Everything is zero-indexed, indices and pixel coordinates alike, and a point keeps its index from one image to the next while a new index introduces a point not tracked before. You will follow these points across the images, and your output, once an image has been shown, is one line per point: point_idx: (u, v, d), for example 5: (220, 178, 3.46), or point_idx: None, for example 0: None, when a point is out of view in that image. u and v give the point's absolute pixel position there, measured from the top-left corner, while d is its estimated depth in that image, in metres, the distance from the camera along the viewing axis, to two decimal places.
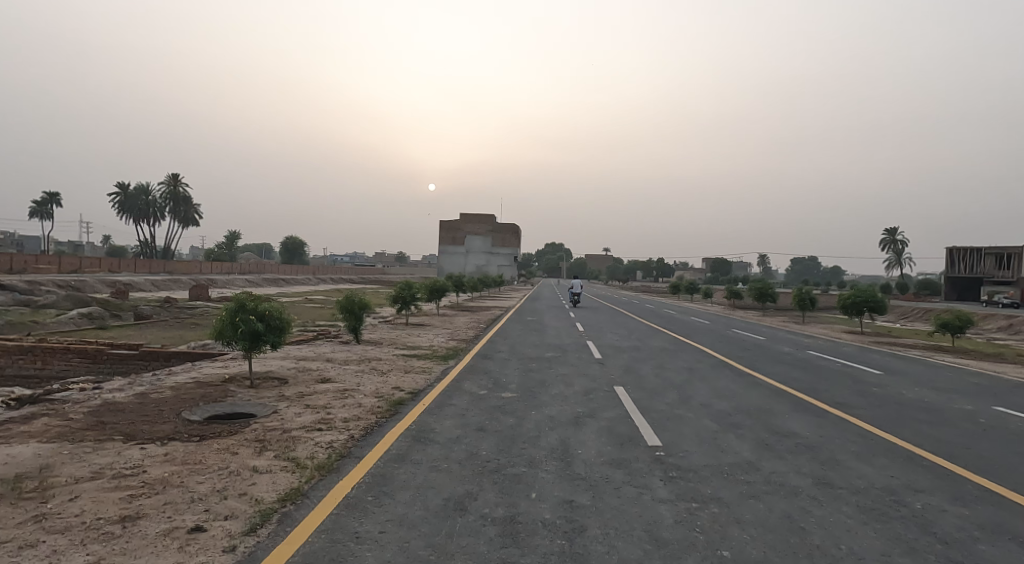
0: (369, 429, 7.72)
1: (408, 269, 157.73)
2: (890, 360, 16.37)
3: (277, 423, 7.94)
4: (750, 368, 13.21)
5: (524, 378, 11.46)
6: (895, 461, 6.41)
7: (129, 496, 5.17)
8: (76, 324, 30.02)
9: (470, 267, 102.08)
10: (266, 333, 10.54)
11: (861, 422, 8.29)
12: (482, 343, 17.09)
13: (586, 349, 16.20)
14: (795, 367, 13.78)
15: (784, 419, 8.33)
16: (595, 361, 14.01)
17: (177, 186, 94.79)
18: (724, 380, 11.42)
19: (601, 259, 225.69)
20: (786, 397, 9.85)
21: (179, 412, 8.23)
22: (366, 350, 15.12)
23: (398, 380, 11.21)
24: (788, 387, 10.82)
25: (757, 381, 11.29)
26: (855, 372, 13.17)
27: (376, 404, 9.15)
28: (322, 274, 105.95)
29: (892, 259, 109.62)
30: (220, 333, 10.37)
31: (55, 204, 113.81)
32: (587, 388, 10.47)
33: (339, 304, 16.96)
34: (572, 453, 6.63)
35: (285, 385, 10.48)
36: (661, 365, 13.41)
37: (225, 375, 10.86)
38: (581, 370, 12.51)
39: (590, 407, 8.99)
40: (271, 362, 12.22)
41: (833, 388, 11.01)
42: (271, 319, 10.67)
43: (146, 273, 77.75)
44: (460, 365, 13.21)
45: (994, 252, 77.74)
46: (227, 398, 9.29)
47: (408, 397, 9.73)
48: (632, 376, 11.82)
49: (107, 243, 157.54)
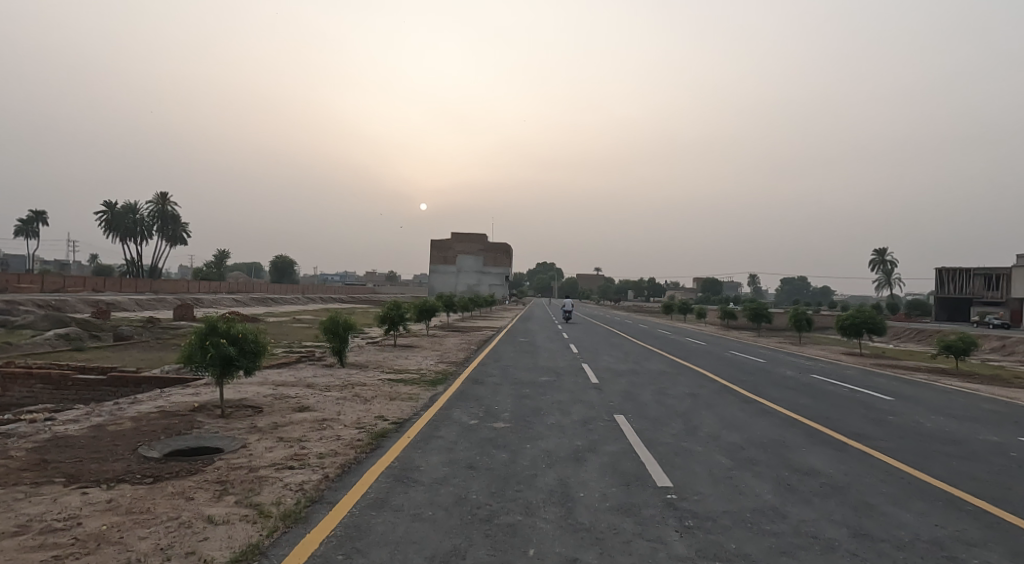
0: (346, 467, 6.93)
1: (398, 289, 157.13)
2: (898, 384, 15.73)
3: (244, 460, 7.15)
4: (755, 393, 12.54)
5: (517, 406, 10.72)
6: (936, 505, 5.73)
7: (54, 558, 4.38)
8: (52, 345, 28.99)
9: (460, 287, 101.51)
10: (240, 358, 9.75)
11: (886, 458, 7.60)
12: (472, 367, 16.32)
13: (582, 373, 15.50)
14: (801, 392, 13.12)
15: (802, 453, 7.65)
16: (591, 386, 13.32)
17: (166, 205, 94.13)
18: (730, 407, 10.74)
19: (592, 278, 225.91)
20: (799, 427, 9.16)
21: (136, 447, 7.41)
22: (349, 375, 14.31)
23: (382, 409, 10.41)
24: (799, 416, 10.16)
25: (766, 409, 10.60)
26: (865, 398, 12.52)
27: (356, 436, 8.36)
28: (311, 293, 105.01)
29: (881, 280, 110.26)
30: (189, 358, 9.56)
31: (41, 222, 112.65)
32: (586, 417, 9.73)
33: (323, 325, 16.17)
34: (573, 497, 5.89)
35: (259, 414, 9.66)
36: (662, 390, 12.71)
37: (194, 403, 10.03)
38: (578, 396, 11.80)
39: (590, 439, 8.28)
40: (247, 388, 11.40)
41: (847, 417, 10.36)
42: (246, 344, 9.88)
43: (132, 293, 76.65)
44: (449, 391, 12.44)
45: (983, 273, 78.21)
46: (193, 430, 8.46)
47: (393, 428, 8.95)
48: (632, 403, 11.10)
49: (94, 263, 155.81)
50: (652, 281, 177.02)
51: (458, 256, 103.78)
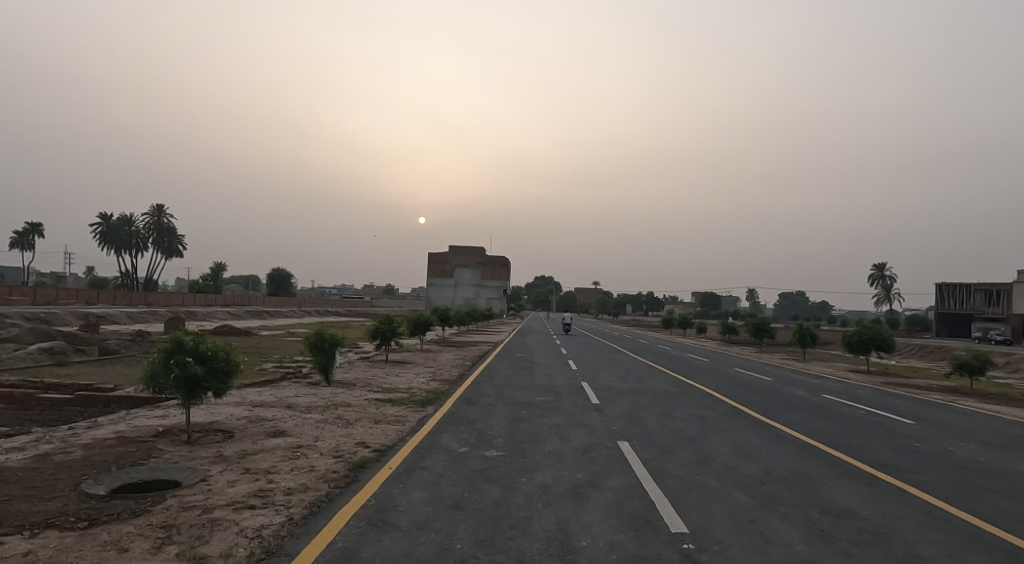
0: (314, 507, 6.07)
1: (396, 302, 156.01)
2: (915, 405, 14.91)
3: (200, 497, 6.31)
4: (767, 416, 11.71)
5: (512, 431, 9.86)
6: (998, 559, 4.91)
7: None
8: (34, 360, 27.97)
9: (458, 300, 100.65)
10: (208, 378, 8.89)
11: (926, 496, 6.76)
12: (465, 386, 15.43)
13: (582, 393, 14.62)
14: (815, 414, 12.30)
15: (830, 490, 6.82)
16: (592, 407, 12.45)
17: (161, 217, 93.37)
18: (742, 432, 9.91)
19: (591, 292, 225.28)
20: (821, 457, 8.32)
21: (79, 482, 6.55)
22: (334, 394, 13.43)
23: (364, 434, 9.54)
24: (818, 443, 9.34)
25: (782, 435, 9.76)
26: (884, 422, 11.69)
27: (332, 468, 7.51)
28: (308, 306, 104.04)
29: (880, 295, 109.89)
30: (152, 378, 8.71)
31: (37, 234, 112.05)
32: (587, 444, 8.90)
33: (308, 341, 15.32)
34: (574, 546, 5.06)
35: (227, 441, 8.79)
36: (667, 413, 11.87)
37: (159, 428, 9.16)
38: (578, 419, 10.96)
39: (592, 471, 7.44)
40: (219, 412, 10.54)
41: (871, 444, 9.53)
42: (216, 362, 9.02)
43: (124, 305, 75.47)
44: (439, 413, 11.58)
45: (982, 289, 77.80)
46: (150, 459, 7.61)
47: (374, 457, 8.11)
48: (636, 428, 10.25)
49: (90, 275, 154.99)
50: (650, 296, 176.26)
51: (455, 269, 102.97)
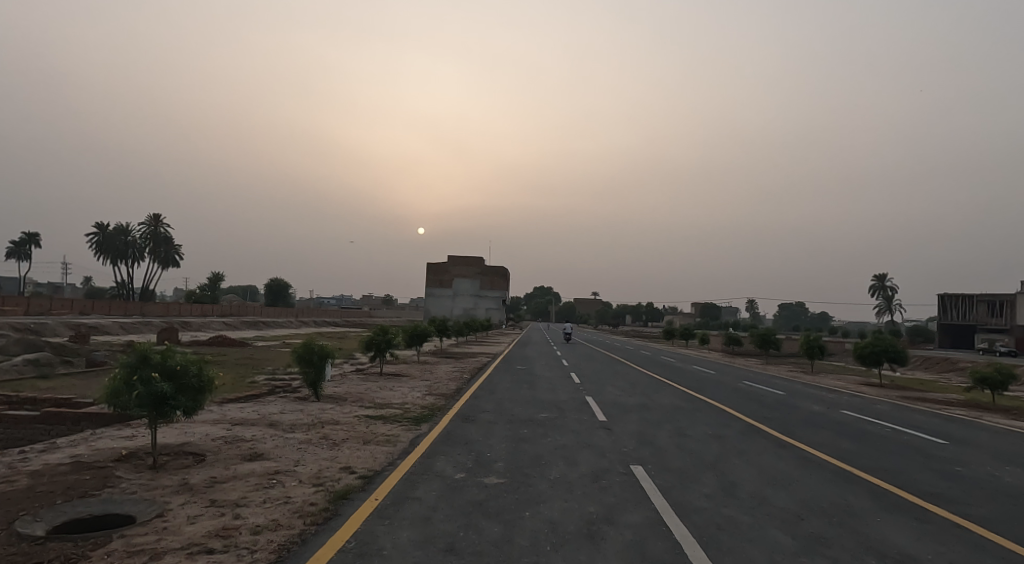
0: (283, 552, 5.16)
1: (394, 313, 155.14)
2: (941, 422, 14.02)
3: (152, 537, 5.41)
4: (789, 435, 10.84)
5: (513, 453, 8.99)
6: None
7: None
8: (17, 371, 26.99)
9: (457, 311, 99.64)
10: (176, 396, 7.99)
11: (993, 536, 5.87)
12: (463, 401, 14.51)
13: (586, 409, 13.73)
14: (839, 433, 11.42)
15: (881, 528, 5.95)
16: (599, 425, 11.57)
17: (158, 227, 92.73)
18: (766, 455, 9.03)
19: (590, 303, 224.36)
20: (860, 487, 7.44)
21: (13, 520, 5.67)
22: (322, 411, 12.53)
23: (351, 457, 8.63)
24: (852, 467, 8.48)
25: (810, 458, 8.88)
26: (914, 442, 10.83)
27: (311, 499, 6.61)
28: (305, 316, 103.08)
29: (882, 306, 109.03)
30: (113, 395, 7.81)
31: (34, 244, 111.45)
32: (597, 470, 8.01)
33: (296, 352, 14.41)
34: None
35: (197, 466, 7.88)
36: (680, 432, 10.98)
37: (121, 451, 8.24)
38: (585, 439, 10.09)
39: (606, 503, 6.58)
40: (192, 433, 9.61)
41: (909, 468, 8.66)
42: (186, 378, 8.13)
43: (118, 315, 74.41)
44: (435, 432, 10.67)
45: (986, 299, 76.97)
46: (104, 488, 6.72)
47: (358, 486, 7.21)
48: (649, 450, 9.37)
49: (86, 285, 154.26)
50: (649, 307, 175.57)
51: (453, 278, 101.99)
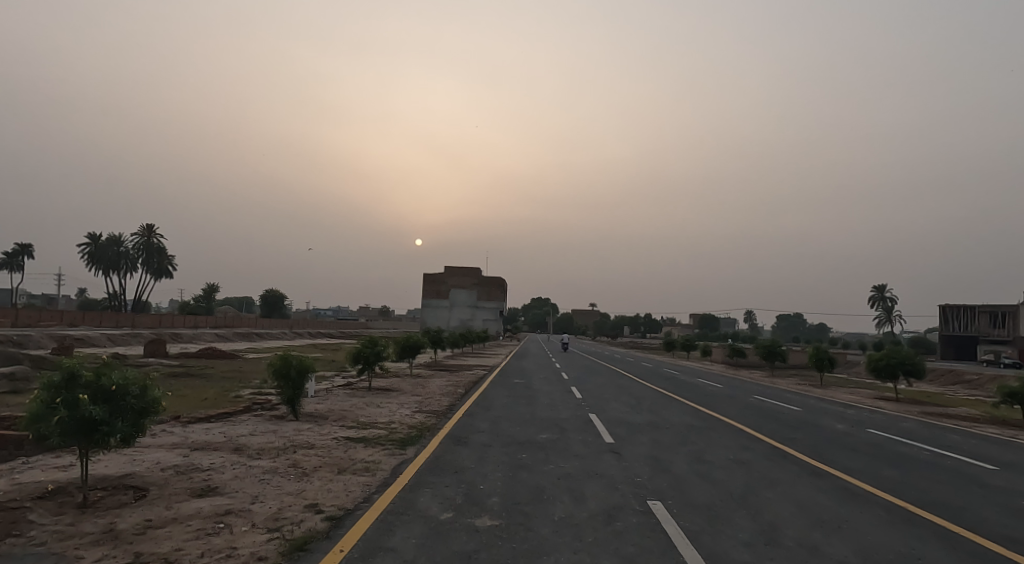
0: None
1: (390, 324, 153.51)
2: (980, 442, 12.83)
3: None
4: (823, 460, 9.62)
5: (510, 485, 7.73)
6: None
7: None
8: None
9: (454, 322, 98.45)
10: (112, 421, 6.75)
11: None
12: (455, 419, 13.23)
13: (590, 428, 12.49)
14: (875, 457, 10.22)
15: None
16: (606, 448, 10.34)
17: (151, 237, 91.34)
18: (804, 486, 7.81)
19: (587, 314, 223.35)
20: (926, 532, 6.23)
21: None
22: (297, 432, 11.24)
23: (320, 491, 7.36)
24: (907, 504, 7.27)
25: (855, 491, 7.67)
26: (962, 469, 9.63)
27: (261, 552, 5.34)
28: (300, 328, 101.66)
29: (882, 317, 108.14)
30: (34, 421, 6.58)
31: (26, 255, 109.98)
32: (610, 508, 6.77)
33: (272, 367, 13.16)
34: None
35: (132, 506, 6.60)
36: (699, 457, 9.75)
37: (47, 487, 6.97)
38: (593, 466, 8.85)
39: (626, 555, 5.35)
40: (141, 461, 8.35)
41: (973, 504, 7.46)
42: (125, 399, 6.89)
43: (106, 327, 72.73)
44: (422, 458, 9.40)
45: (988, 310, 76.13)
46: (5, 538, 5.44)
47: (322, 531, 5.95)
48: (668, 480, 8.13)
49: (79, 297, 152.69)
50: (648, 319, 174.62)
51: (450, 289, 100.86)
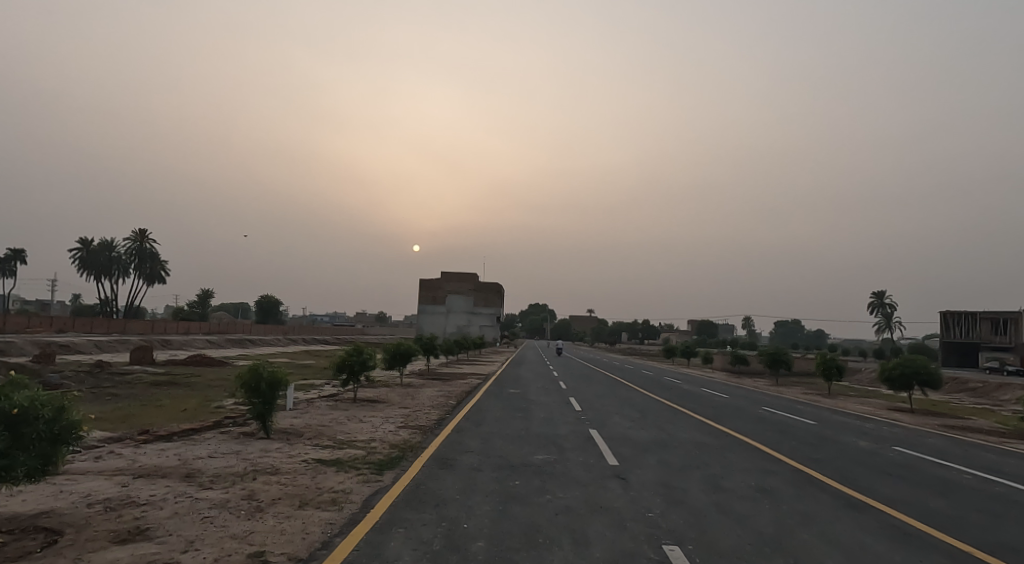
0: None
1: (385, 330, 151.90)
2: (1018, 462, 11.70)
3: None
4: (858, 487, 8.47)
5: (500, 523, 6.55)
6: None
7: None
8: None
9: (449, 328, 96.93)
10: (13, 453, 5.55)
11: None
12: (442, 437, 12.01)
13: (592, 447, 11.28)
14: (913, 482, 9.05)
15: None
16: (609, 472, 9.18)
17: (144, 243, 89.70)
18: (846, 525, 6.61)
19: (584, 320, 222.29)
20: None
21: None
22: (263, 454, 10.02)
23: (270, 535, 6.10)
24: (972, 548, 6.09)
25: (906, 530, 6.51)
26: (1014, 497, 8.49)
27: None
28: (294, 334, 100.11)
29: (881, 322, 107.29)
30: None
31: (17, 261, 108.27)
32: (619, 556, 5.57)
33: (241, 379, 11.93)
34: None
35: (31, 557, 5.35)
36: (717, 483, 8.58)
37: None
38: (595, 497, 7.66)
39: None
40: (67, 494, 7.11)
41: None
42: (29, 425, 5.68)
43: (94, 333, 71.09)
44: (400, 487, 8.17)
45: (989, 317, 75.27)
46: None
47: None
48: (684, 515, 6.96)
49: (72, 303, 150.82)
50: (646, 325, 173.58)
51: (446, 295, 99.49)
